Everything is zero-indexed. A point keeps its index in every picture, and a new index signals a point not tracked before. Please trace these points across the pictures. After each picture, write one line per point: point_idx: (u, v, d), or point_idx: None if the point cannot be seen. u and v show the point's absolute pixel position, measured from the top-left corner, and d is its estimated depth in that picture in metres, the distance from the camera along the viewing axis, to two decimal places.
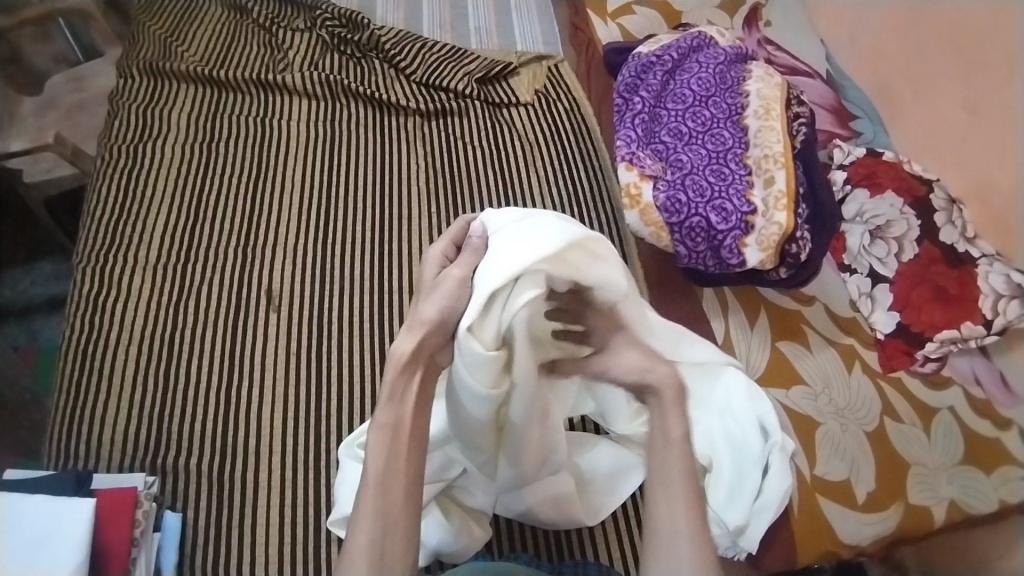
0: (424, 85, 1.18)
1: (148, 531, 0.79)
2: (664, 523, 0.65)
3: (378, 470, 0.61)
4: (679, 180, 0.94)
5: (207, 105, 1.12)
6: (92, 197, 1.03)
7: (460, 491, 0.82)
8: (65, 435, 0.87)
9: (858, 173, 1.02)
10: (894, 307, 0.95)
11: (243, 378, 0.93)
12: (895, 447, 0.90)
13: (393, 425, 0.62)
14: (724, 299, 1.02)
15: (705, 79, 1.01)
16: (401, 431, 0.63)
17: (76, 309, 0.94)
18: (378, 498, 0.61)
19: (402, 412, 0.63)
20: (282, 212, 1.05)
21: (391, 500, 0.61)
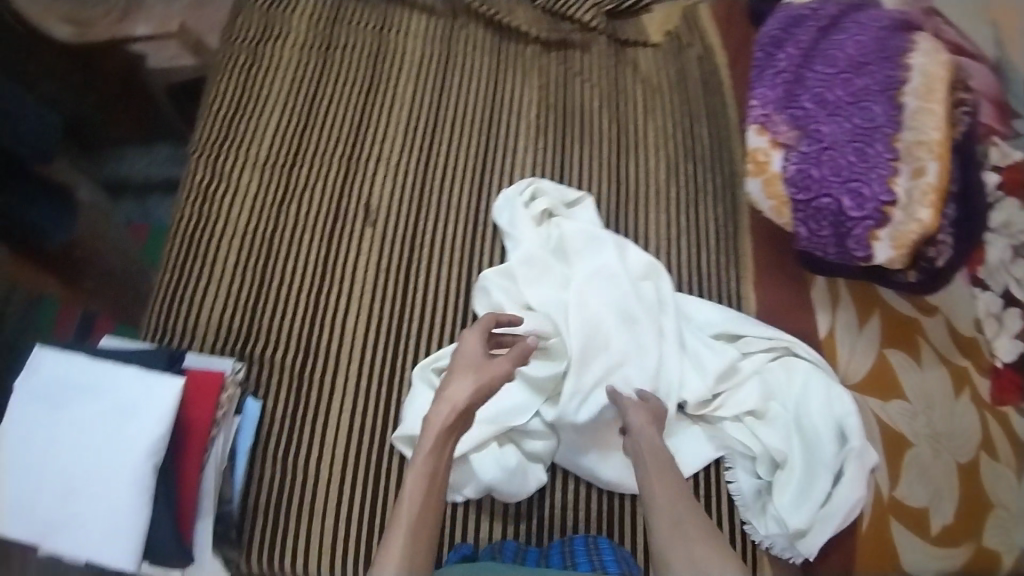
0: (549, 10, 1.11)
1: (229, 414, 0.84)
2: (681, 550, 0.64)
3: (418, 493, 0.66)
4: (815, 153, 0.87)
5: (329, 7, 1.10)
6: (211, 88, 1.05)
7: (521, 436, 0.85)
8: (166, 316, 0.93)
9: (1015, 178, 0.82)
10: (1022, 337, 0.80)
11: (330, 288, 0.95)
12: (983, 486, 0.83)
13: (427, 474, 0.67)
14: (836, 291, 0.94)
15: (863, 43, 0.89)
16: (437, 478, 0.67)
17: (188, 197, 0.98)
18: (416, 513, 0.65)
19: (440, 462, 0.68)
20: (389, 128, 1.04)
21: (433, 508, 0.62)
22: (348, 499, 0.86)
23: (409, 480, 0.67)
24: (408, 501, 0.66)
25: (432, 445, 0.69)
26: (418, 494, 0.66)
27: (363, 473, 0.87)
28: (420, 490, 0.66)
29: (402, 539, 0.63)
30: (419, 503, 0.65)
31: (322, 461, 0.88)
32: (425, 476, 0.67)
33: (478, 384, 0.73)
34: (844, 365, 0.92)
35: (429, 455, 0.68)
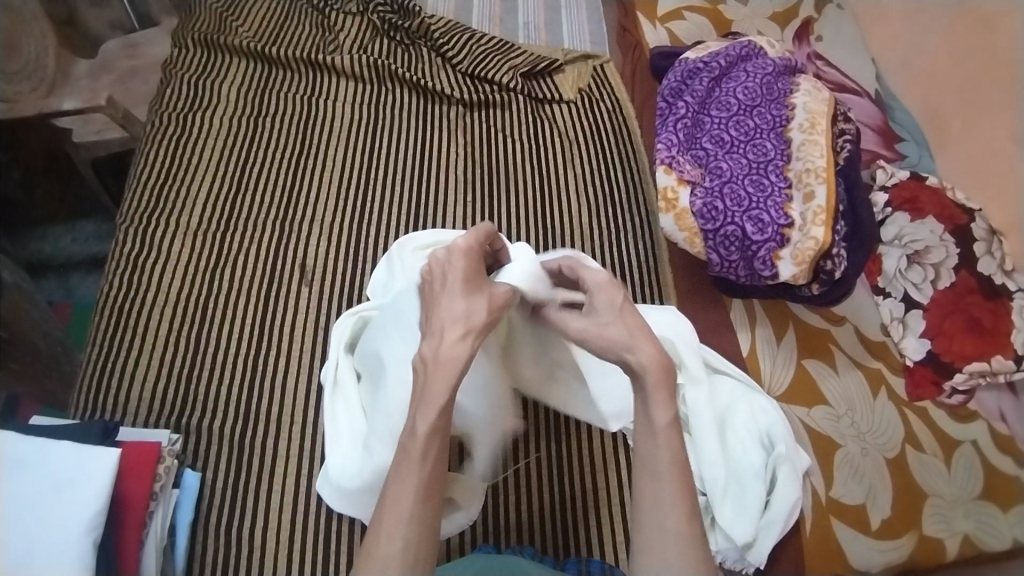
0: (469, 76, 1.18)
1: (168, 485, 0.81)
2: (654, 523, 0.58)
3: (418, 476, 0.56)
4: (717, 187, 0.93)
5: (257, 81, 1.14)
6: (139, 161, 1.05)
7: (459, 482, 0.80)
8: (93, 387, 0.89)
9: (899, 197, 1.01)
10: (926, 334, 0.94)
11: (270, 348, 0.95)
12: (914, 476, 0.89)
13: (439, 430, 0.57)
14: (752, 311, 1.01)
15: (751, 88, 1.00)
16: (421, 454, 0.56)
17: (116, 267, 0.97)
18: (417, 501, 0.55)
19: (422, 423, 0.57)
20: (322, 190, 1.07)
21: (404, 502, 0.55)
22: (297, 562, 0.83)
23: (401, 461, 0.56)
24: (406, 483, 0.56)
25: (429, 432, 0.57)
26: (425, 478, 0.56)
27: (312, 532, 0.85)
28: (427, 472, 0.56)
29: (405, 533, 0.54)
30: (421, 494, 0.56)
31: (268, 526, 0.85)
32: (435, 432, 0.57)
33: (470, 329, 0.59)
34: (769, 380, 0.96)
35: (428, 446, 0.57)
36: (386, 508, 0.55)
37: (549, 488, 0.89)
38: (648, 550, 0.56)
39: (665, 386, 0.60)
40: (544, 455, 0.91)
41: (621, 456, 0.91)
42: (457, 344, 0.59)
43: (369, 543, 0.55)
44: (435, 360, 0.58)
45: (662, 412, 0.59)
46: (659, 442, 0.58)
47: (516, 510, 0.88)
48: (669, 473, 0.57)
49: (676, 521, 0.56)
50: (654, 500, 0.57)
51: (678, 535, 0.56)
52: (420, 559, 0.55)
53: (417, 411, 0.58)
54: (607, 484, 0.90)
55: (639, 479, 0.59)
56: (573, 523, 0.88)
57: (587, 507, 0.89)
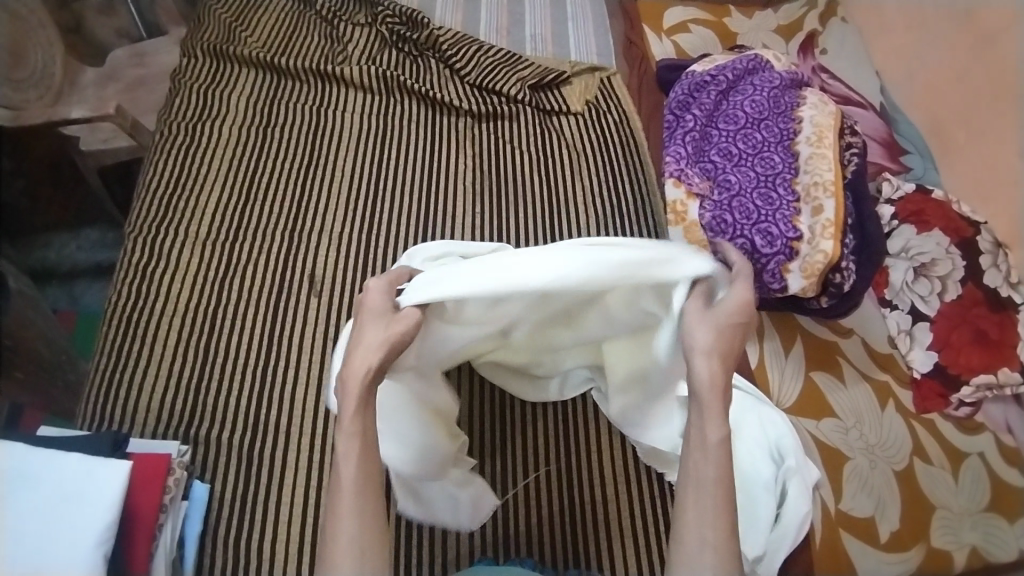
0: (476, 87, 1.19)
1: (177, 497, 0.80)
2: (693, 535, 0.59)
3: (354, 474, 0.58)
4: (726, 201, 0.94)
5: (265, 91, 1.15)
6: (147, 171, 1.05)
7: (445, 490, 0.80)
8: (101, 398, 0.89)
9: (905, 209, 1.01)
10: (933, 347, 0.94)
11: (278, 358, 0.94)
12: (922, 489, 0.89)
13: (360, 426, 0.59)
14: (760, 322, 1.01)
15: (759, 102, 1.00)
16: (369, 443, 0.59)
17: (124, 276, 0.97)
18: (356, 502, 0.57)
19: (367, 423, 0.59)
20: (330, 200, 1.07)
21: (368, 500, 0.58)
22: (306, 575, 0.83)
23: (341, 456, 0.59)
24: (343, 486, 0.58)
25: (361, 431, 0.59)
26: (358, 478, 0.58)
27: (322, 544, 0.84)
28: (355, 469, 0.58)
29: (350, 529, 0.57)
30: (354, 493, 0.58)
31: (276, 538, 0.84)
32: (358, 430, 0.59)
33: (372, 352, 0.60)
34: (778, 392, 0.96)
35: (352, 445, 0.59)
36: (332, 507, 0.58)
37: (558, 501, 0.89)
38: (681, 556, 0.59)
39: (722, 405, 0.61)
40: (554, 466, 0.91)
41: (630, 468, 0.91)
42: (363, 356, 0.60)
43: (326, 541, 0.57)
44: (345, 375, 0.60)
45: (714, 429, 0.60)
46: (707, 456, 0.60)
47: (526, 522, 0.87)
48: (713, 488, 0.59)
49: (716, 536, 0.58)
50: (696, 513, 0.59)
51: (717, 548, 0.57)
52: (369, 559, 0.57)
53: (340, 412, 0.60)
54: (616, 495, 0.90)
55: (682, 487, 0.61)
56: (582, 534, 0.87)
57: (597, 519, 0.88)
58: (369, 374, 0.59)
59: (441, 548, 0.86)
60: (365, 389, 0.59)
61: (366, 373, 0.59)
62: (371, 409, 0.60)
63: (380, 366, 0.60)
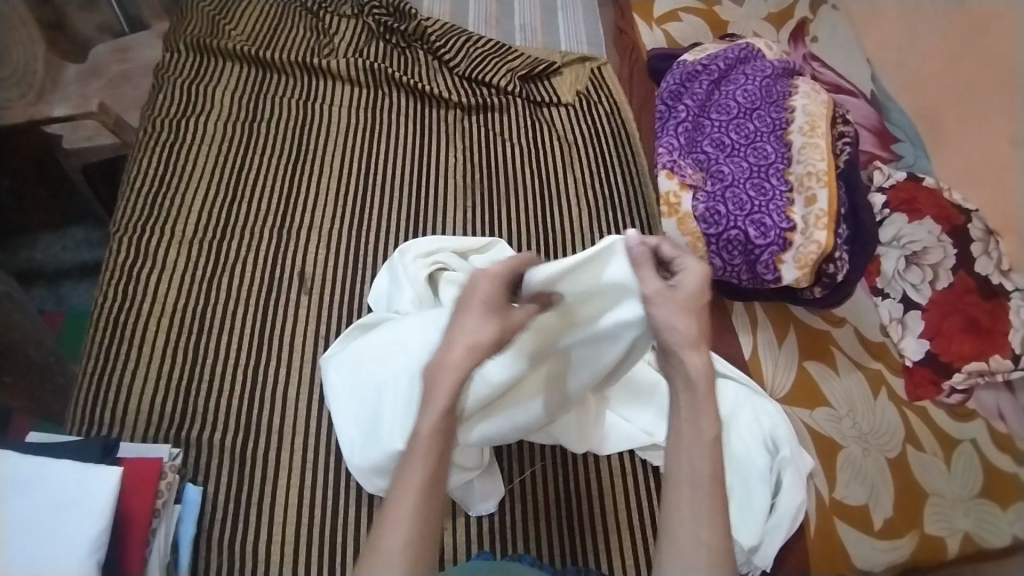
0: (466, 79, 1.17)
1: (170, 501, 0.80)
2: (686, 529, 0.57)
3: (424, 477, 0.56)
4: (719, 192, 0.93)
5: (251, 85, 1.13)
6: (132, 168, 1.04)
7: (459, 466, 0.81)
8: (91, 401, 0.88)
9: (897, 198, 1.01)
10: (925, 335, 0.94)
11: (270, 357, 0.94)
12: (916, 476, 0.90)
13: (444, 434, 0.57)
14: (753, 314, 1.02)
15: (751, 92, 1.00)
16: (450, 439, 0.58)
17: (111, 276, 0.96)
18: (418, 502, 0.55)
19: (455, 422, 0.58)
20: (319, 196, 1.06)
21: (432, 506, 0.56)
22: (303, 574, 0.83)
23: (413, 457, 0.56)
24: (410, 485, 0.56)
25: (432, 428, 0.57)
26: (427, 479, 0.56)
27: (318, 545, 0.84)
28: (429, 472, 0.56)
29: (409, 531, 0.55)
30: (422, 495, 0.55)
31: (271, 541, 0.84)
32: (438, 435, 0.57)
33: (475, 346, 0.57)
34: (772, 382, 0.96)
35: (429, 447, 0.56)
36: (391, 507, 0.56)
37: (555, 496, 0.89)
38: (673, 554, 0.56)
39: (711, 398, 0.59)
40: (549, 461, 0.91)
41: (627, 461, 0.92)
42: (463, 353, 0.57)
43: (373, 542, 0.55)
44: (440, 365, 0.57)
45: (709, 424, 0.59)
46: (700, 450, 0.58)
47: (523, 514, 0.88)
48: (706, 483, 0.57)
49: (710, 534, 0.56)
50: (691, 513, 0.57)
51: (711, 548, 0.56)
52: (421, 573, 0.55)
53: (422, 410, 0.57)
54: (612, 489, 0.90)
55: (672, 485, 0.59)
56: (578, 527, 0.88)
57: (593, 511, 0.89)
58: (464, 373, 0.57)
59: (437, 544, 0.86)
60: (460, 383, 0.57)
61: (463, 370, 0.57)
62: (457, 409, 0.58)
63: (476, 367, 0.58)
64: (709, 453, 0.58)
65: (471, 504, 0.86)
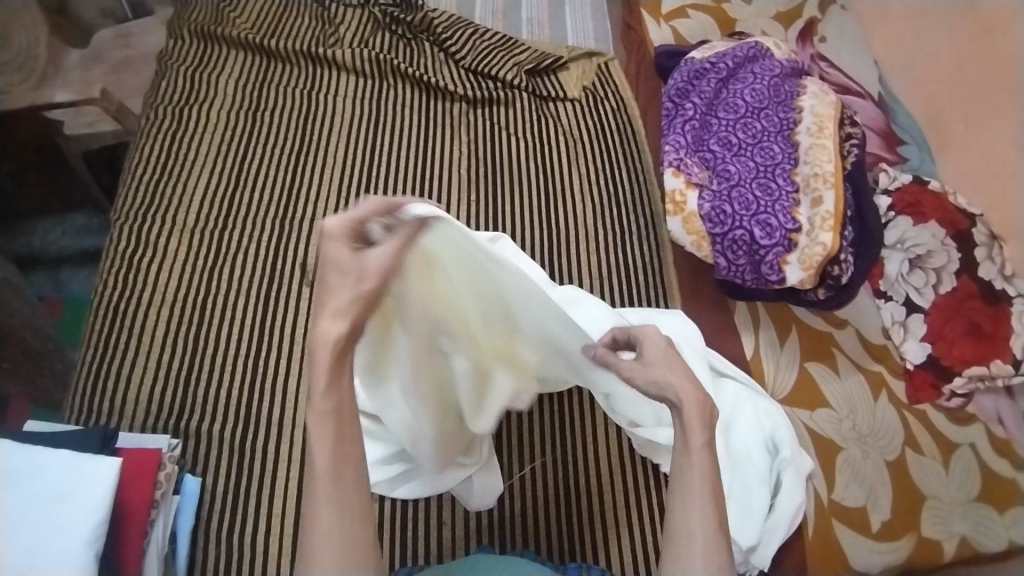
0: (472, 71, 1.15)
1: (169, 492, 0.80)
2: (682, 524, 0.60)
3: (327, 461, 0.53)
4: (726, 190, 0.92)
5: (255, 73, 1.12)
6: (134, 155, 1.03)
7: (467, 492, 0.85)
8: (89, 390, 0.89)
9: (902, 201, 1.01)
10: (927, 339, 0.94)
11: (270, 349, 0.94)
12: (914, 480, 0.90)
13: (334, 413, 0.54)
14: (756, 314, 1.01)
15: (759, 91, 0.99)
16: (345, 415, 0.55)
17: (112, 265, 0.96)
18: (332, 485, 0.53)
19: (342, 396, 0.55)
20: (322, 187, 1.05)
21: (344, 488, 0.54)
22: None
23: (313, 442, 0.54)
24: (317, 472, 0.53)
25: (330, 407, 0.54)
26: (332, 462, 0.53)
27: None
28: (330, 455, 0.54)
29: (328, 518, 0.53)
30: (330, 477, 0.53)
31: (269, 532, 0.85)
32: (331, 412, 0.54)
33: (341, 313, 0.54)
34: (773, 383, 0.96)
35: (323, 426, 0.54)
36: (307, 492, 0.54)
37: (553, 494, 0.89)
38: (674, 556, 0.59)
39: (701, 411, 0.62)
40: (550, 458, 0.91)
41: (626, 459, 0.91)
42: (333, 320, 0.54)
43: (306, 541, 0.53)
44: (315, 338, 0.55)
45: (698, 434, 0.61)
46: (692, 460, 0.61)
47: (521, 512, 0.88)
48: (698, 484, 0.60)
49: (702, 524, 0.59)
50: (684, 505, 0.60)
51: (705, 538, 0.58)
52: (352, 557, 0.53)
53: (310, 392, 0.55)
54: (610, 487, 0.90)
55: (670, 492, 0.62)
56: (577, 525, 0.88)
57: (592, 509, 0.89)
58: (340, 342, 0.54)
59: (435, 538, 0.86)
60: (337, 357, 0.55)
61: (337, 339, 0.54)
62: (343, 381, 0.55)
63: (349, 334, 0.55)
64: (700, 456, 0.61)
65: (471, 498, 0.85)
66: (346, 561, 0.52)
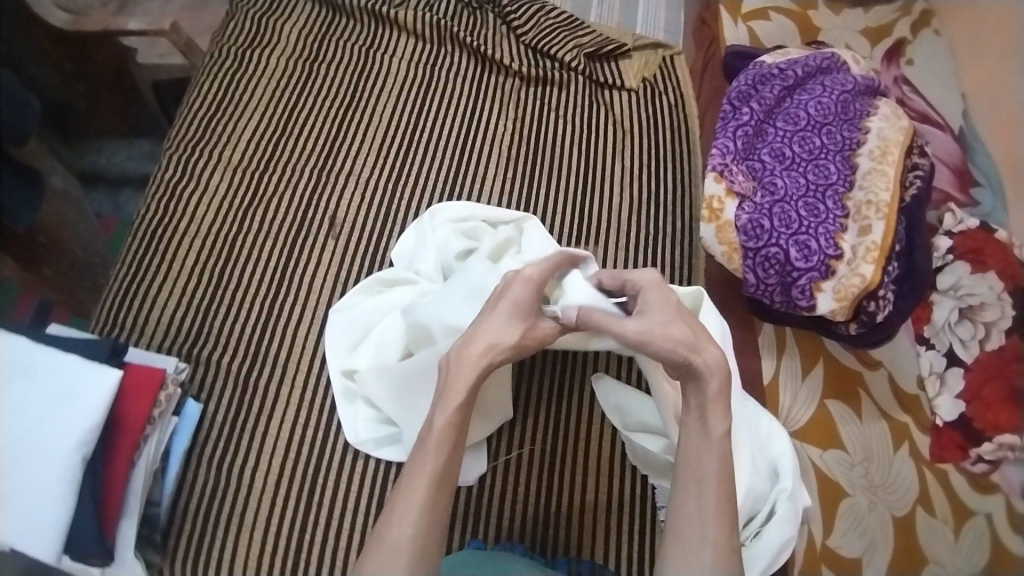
0: (532, 49, 1.13)
1: (167, 413, 0.83)
2: (691, 526, 0.63)
3: (435, 471, 0.64)
4: (768, 205, 0.87)
5: (320, 25, 1.13)
6: (194, 90, 1.07)
7: None
8: (115, 306, 0.93)
9: (964, 245, 0.93)
10: (962, 396, 0.87)
11: (288, 295, 0.95)
12: (919, 540, 0.84)
13: (458, 425, 0.66)
14: (782, 339, 0.97)
15: (825, 105, 0.93)
16: (461, 434, 0.66)
17: (157, 191, 1.00)
18: (430, 494, 0.63)
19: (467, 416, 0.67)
20: (364, 143, 1.06)
21: (439, 500, 0.63)
22: (281, 507, 0.86)
23: (428, 450, 0.65)
24: (421, 476, 0.64)
25: (443, 427, 0.66)
26: (438, 473, 0.64)
27: (300, 480, 0.87)
28: (439, 466, 0.64)
29: (416, 524, 0.61)
30: (432, 488, 0.63)
31: (257, 469, 0.87)
32: (450, 428, 0.66)
33: (494, 346, 0.69)
34: (787, 413, 0.92)
35: (442, 439, 0.65)
36: (399, 499, 0.63)
37: (538, 483, 0.88)
38: (677, 552, 0.62)
39: (723, 401, 0.66)
40: (539, 447, 0.90)
41: (618, 464, 0.90)
42: (483, 345, 0.69)
43: (385, 532, 0.62)
44: (460, 356, 0.68)
45: (719, 424, 0.66)
46: (710, 450, 0.65)
47: (500, 500, 0.87)
48: (715, 485, 0.63)
49: (716, 532, 0.61)
50: (698, 506, 0.63)
51: (716, 543, 0.61)
52: (424, 563, 0.61)
53: (437, 407, 0.67)
54: (596, 485, 0.89)
55: (683, 485, 0.65)
56: (555, 518, 0.87)
57: (573, 506, 0.88)
58: (485, 365, 0.68)
59: None
60: (474, 379, 0.68)
61: (481, 363, 0.68)
62: (472, 407, 0.68)
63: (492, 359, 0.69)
64: (719, 450, 0.65)
65: None
66: (418, 566, 0.60)
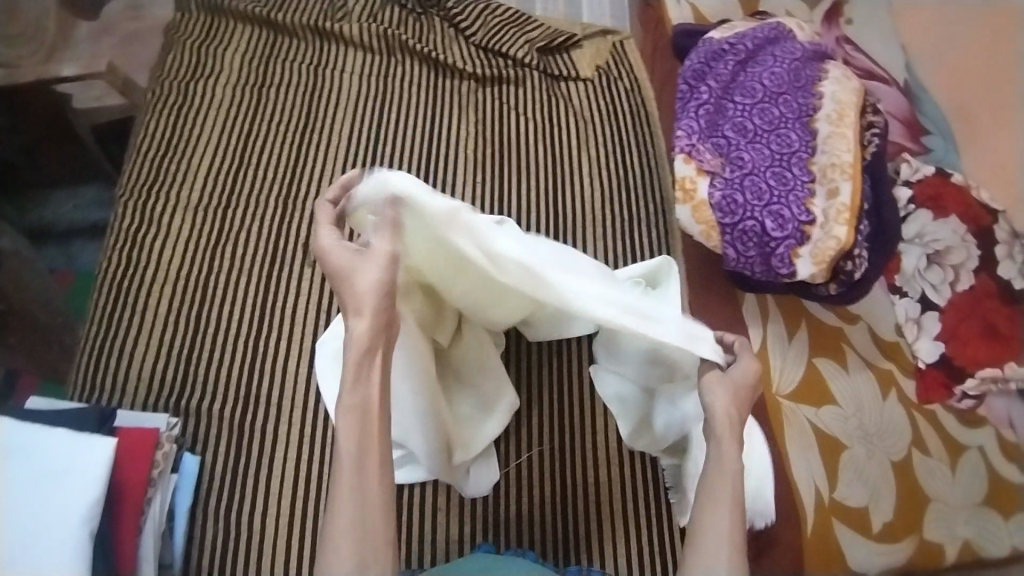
0: (482, 48, 1.12)
1: (167, 472, 0.81)
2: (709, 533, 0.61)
3: (352, 451, 0.57)
4: (738, 179, 0.90)
5: (261, 48, 1.10)
6: (139, 130, 1.02)
7: (464, 483, 0.86)
8: (92, 367, 0.89)
9: (923, 193, 0.97)
10: (940, 337, 0.91)
11: (271, 331, 0.93)
12: (918, 480, 0.89)
13: (360, 408, 0.58)
14: (765, 306, 0.98)
15: (779, 75, 0.95)
16: (369, 412, 0.58)
17: (116, 241, 0.95)
18: (355, 477, 0.56)
19: (369, 393, 0.58)
20: (326, 165, 1.03)
21: (369, 487, 0.56)
22: (296, 547, 0.84)
23: (341, 432, 0.57)
24: (342, 462, 0.57)
25: (353, 402, 0.58)
26: (357, 456, 0.57)
27: (312, 520, 0.85)
28: (355, 448, 0.57)
29: (351, 508, 0.55)
30: (353, 471, 0.56)
31: (266, 513, 0.85)
32: (356, 406, 0.58)
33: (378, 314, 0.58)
34: (779, 377, 0.94)
35: (350, 419, 0.57)
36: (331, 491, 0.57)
37: (551, 484, 0.89)
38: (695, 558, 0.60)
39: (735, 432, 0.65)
40: (547, 447, 0.91)
41: (627, 452, 0.91)
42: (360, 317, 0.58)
43: (326, 527, 0.56)
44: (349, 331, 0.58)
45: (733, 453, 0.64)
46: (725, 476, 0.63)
47: (517, 506, 0.88)
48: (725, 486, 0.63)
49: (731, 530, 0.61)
50: (714, 512, 0.62)
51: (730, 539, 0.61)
52: (371, 553, 0.55)
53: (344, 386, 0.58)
54: (608, 476, 0.90)
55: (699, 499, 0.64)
56: (573, 515, 0.88)
57: (588, 500, 0.89)
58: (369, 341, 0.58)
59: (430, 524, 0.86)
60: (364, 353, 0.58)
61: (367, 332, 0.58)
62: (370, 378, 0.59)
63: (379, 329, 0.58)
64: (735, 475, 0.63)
65: (467, 485, 0.86)
66: (364, 556, 0.55)
